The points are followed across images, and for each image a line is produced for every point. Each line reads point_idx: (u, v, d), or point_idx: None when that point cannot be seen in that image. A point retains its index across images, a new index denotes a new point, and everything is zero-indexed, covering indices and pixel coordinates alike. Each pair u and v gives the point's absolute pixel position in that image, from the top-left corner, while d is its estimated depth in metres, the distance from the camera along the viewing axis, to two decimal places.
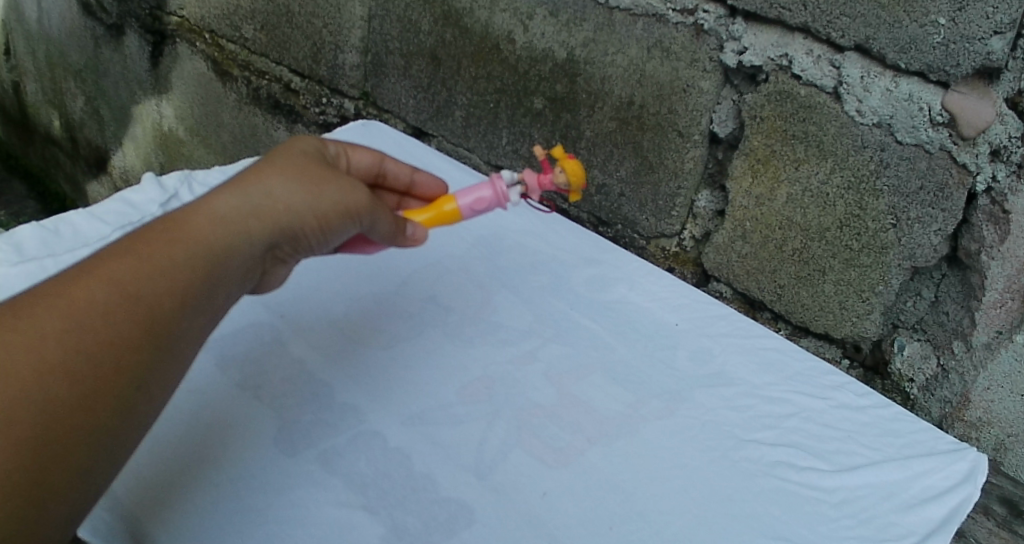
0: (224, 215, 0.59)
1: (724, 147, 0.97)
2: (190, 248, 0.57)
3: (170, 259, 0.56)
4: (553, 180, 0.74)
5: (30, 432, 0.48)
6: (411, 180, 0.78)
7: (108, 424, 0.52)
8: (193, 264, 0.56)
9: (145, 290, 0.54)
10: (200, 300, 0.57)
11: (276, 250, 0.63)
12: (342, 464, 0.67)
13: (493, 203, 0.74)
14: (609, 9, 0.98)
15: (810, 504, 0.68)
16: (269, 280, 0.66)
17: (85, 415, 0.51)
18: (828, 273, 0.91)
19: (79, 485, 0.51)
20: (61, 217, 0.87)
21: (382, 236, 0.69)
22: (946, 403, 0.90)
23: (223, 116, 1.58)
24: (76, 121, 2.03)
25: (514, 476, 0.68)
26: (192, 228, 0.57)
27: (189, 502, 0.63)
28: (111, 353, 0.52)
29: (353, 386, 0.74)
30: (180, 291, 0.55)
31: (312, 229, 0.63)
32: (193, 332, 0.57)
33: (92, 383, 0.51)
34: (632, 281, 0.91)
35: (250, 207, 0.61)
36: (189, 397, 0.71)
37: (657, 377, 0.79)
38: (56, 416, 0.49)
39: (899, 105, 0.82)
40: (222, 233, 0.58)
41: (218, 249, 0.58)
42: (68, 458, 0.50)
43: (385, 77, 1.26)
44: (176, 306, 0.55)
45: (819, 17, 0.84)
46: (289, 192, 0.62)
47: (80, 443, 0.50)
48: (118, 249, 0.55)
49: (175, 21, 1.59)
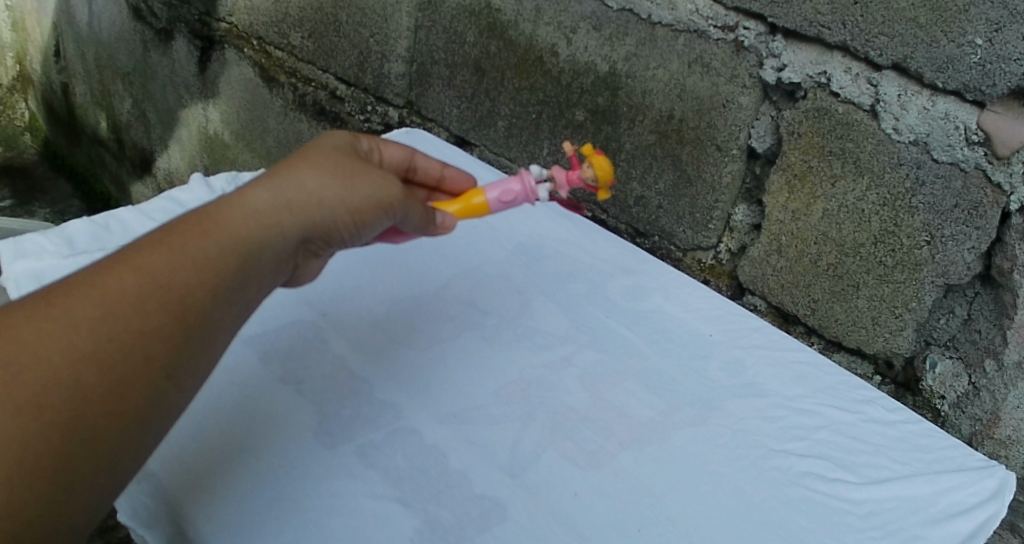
0: (258, 209, 0.61)
1: (761, 162, 0.99)
2: (221, 241, 0.59)
3: (202, 251, 0.58)
4: (581, 176, 0.76)
5: (60, 417, 0.51)
6: (442, 175, 0.81)
7: (139, 412, 0.54)
8: (226, 257, 0.59)
9: (178, 281, 0.56)
10: (232, 292, 0.59)
11: (309, 243, 0.64)
12: (380, 458, 0.69)
13: (521, 197, 0.76)
14: (652, 25, 1.00)
15: (836, 514, 0.70)
16: (304, 271, 0.68)
17: (116, 400, 0.53)
18: (862, 289, 0.92)
19: (109, 470, 0.54)
20: (111, 213, 0.90)
21: (416, 225, 0.71)
22: (977, 421, 0.91)
23: (268, 121, 1.62)
24: (123, 123, 2.09)
25: (547, 476, 0.70)
26: (226, 222, 0.60)
27: (222, 489, 0.66)
28: (144, 343, 0.54)
29: (392, 384, 0.77)
30: (211, 283, 0.57)
31: (346, 222, 0.65)
32: (224, 323, 0.59)
33: (124, 371, 0.53)
34: (668, 291, 0.92)
35: (283, 200, 0.63)
36: (233, 387, 0.74)
37: (690, 385, 0.81)
38: (87, 401, 0.52)
39: (935, 124, 0.84)
40: (255, 226, 0.60)
41: (251, 243, 0.60)
42: (98, 442, 0.52)
43: (430, 87, 1.29)
44: (207, 297, 0.57)
45: (858, 36, 0.85)
46: (322, 186, 0.64)
47: (110, 429, 0.53)
48: (152, 239, 0.58)
49: (223, 27, 1.63)
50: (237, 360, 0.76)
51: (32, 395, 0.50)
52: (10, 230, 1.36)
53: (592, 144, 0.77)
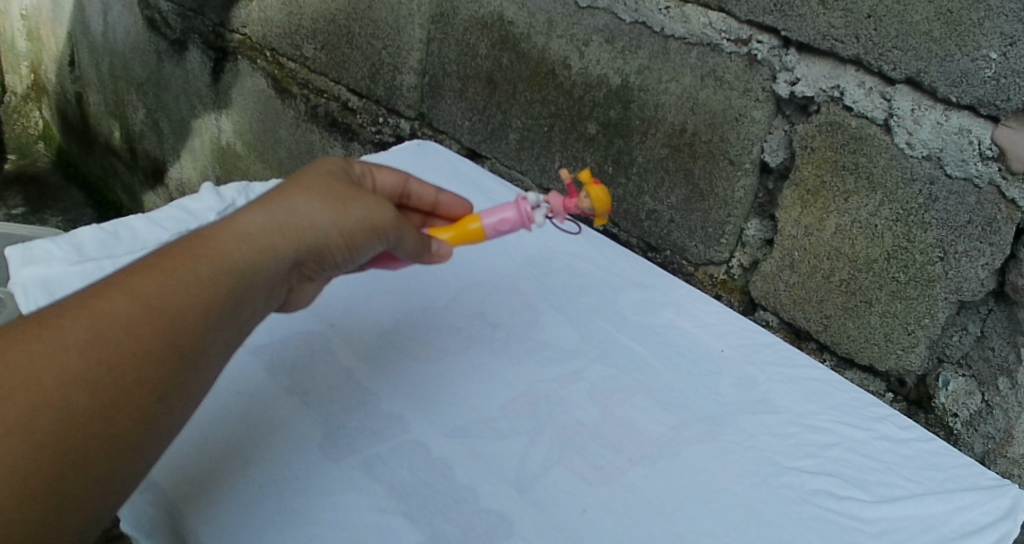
0: (250, 232, 0.61)
1: (774, 177, 0.98)
2: (214, 264, 0.58)
3: (194, 274, 0.57)
4: (578, 204, 0.76)
5: (50, 439, 0.50)
6: (436, 200, 0.80)
7: (130, 436, 0.53)
8: (219, 279, 0.58)
9: (170, 304, 0.55)
10: (224, 315, 0.58)
11: (303, 266, 0.64)
12: (385, 470, 0.68)
13: (517, 224, 0.75)
14: (665, 38, 1.00)
15: (847, 532, 0.68)
16: (297, 297, 0.68)
17: (108, 424, 0.52)
18: (875, 305, 0.91)
19: (97, 493, 0.52)
20: (121, 221, 0.88)
21: (409, 252, 0.72)
22: (990, 439, 0.89)
23: (280, 132, 1.62)
24: (136, 132, 2.10)
25: (555, 492, 0.68)
26: (218, 244, 0.59)
27: (223, 503, 0.64)
28: (135, 366, 0.53)
29: (399, 397, 0.75)
30: (204, 306, 0.57)
31: (338, 245, 0.65)
32: (217, 348, 0.58)
33: (115, 394, 0.52)
34: (679, 306, 0.92)
35: (275, 224, 0.63)
36: (239, 398, 0.73)
37: (701, 402, 0.80)
38: (78, 425, 0.51)
39: (948, 139, 0.83)
40: (248, 249, 0.60)
41: (243, 266, 0.60)
42: (87, 466, 0.51)
43: (442, 99, 1.30)
44: (200, 320, 0.56)
45: (871, 49, 0.85)
46: (314, 211, 0.64)
47: (100, 453, 0.52)
48: (144, 263, 0.57)
49: (237, 38, 1.65)
50: (245, 371, 0.75)
51: (21, 417, 0.49)
52: (21, 236, 1.36)
53: (589, 171, 0.76)
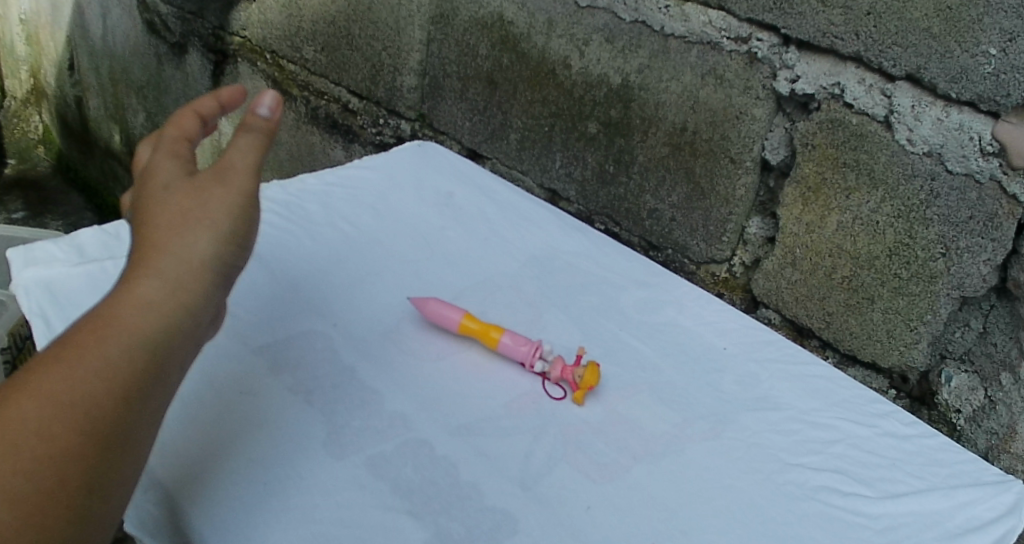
0: (207, 185, 0.59)
1: (775, 175, 0.99)
2: (184, 230, 0.57)
3: (164, 247, 0.56)
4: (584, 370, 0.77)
5: (66, 443, 0.50)
6: None
7: (142, 411, 0.53)
8: (191, 240, 0.57)
9: (146, 284, 0.55)
10: (209, 267, 0.57)
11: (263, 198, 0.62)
12: (390, 469, 0.65)
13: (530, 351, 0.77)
14: (664, 36, 1.01)
15: (852, 529, 0.68)
16: None
17: (119, 412, 0.52)
18: (877, 301, 0.91)
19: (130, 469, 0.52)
20: (123, 223, 0.85)
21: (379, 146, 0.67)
22: (993, 434, 0.89)
23: (281, 134, 1.62)
24: (136, 136, 2.11)
25: (560, 491, 0.66)
26: (185, 210, 0.58)
27: (224, 497, 0.61)
28: (131, 350, 0.53)
29: (404, 395, 0.72)
30: (182, 269, 0.56)
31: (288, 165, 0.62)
32: (209, 301, 0.57)
33: (119, 382, 0.52)
34: (682, 305, 0.92)
35: (231, 168, 0.60)
36: (240, 397, 0.69)
37: (704, 399, 0.79)
38: (92, 422, 0.51)
39: (949, 134, 0.83)
40: (213, 202, 0.58)
41: (215, 218, 0.58)
42: (112, 452, 0.51)
43: (442, 100, 1.30)
44: (182, 285, 0.56)
45: (871, 46, 0.85)
46: (257, 141, 0.61)
47: (120, 437, 0.52)
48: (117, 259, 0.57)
49: (236, 40, 1.65)
50: None
51: (31, 433, 0.49)
52: (22, 239, 1.37)
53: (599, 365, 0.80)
